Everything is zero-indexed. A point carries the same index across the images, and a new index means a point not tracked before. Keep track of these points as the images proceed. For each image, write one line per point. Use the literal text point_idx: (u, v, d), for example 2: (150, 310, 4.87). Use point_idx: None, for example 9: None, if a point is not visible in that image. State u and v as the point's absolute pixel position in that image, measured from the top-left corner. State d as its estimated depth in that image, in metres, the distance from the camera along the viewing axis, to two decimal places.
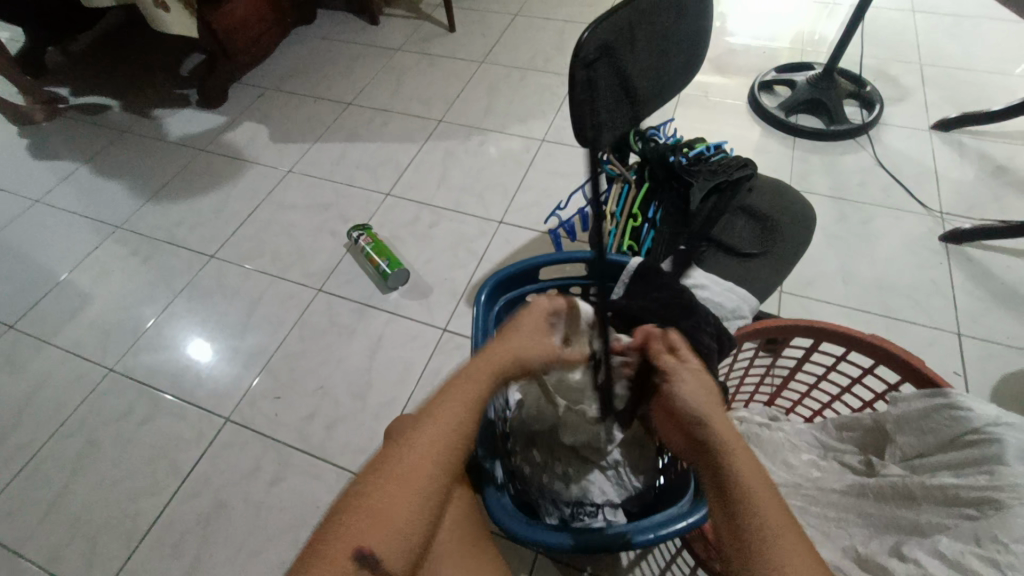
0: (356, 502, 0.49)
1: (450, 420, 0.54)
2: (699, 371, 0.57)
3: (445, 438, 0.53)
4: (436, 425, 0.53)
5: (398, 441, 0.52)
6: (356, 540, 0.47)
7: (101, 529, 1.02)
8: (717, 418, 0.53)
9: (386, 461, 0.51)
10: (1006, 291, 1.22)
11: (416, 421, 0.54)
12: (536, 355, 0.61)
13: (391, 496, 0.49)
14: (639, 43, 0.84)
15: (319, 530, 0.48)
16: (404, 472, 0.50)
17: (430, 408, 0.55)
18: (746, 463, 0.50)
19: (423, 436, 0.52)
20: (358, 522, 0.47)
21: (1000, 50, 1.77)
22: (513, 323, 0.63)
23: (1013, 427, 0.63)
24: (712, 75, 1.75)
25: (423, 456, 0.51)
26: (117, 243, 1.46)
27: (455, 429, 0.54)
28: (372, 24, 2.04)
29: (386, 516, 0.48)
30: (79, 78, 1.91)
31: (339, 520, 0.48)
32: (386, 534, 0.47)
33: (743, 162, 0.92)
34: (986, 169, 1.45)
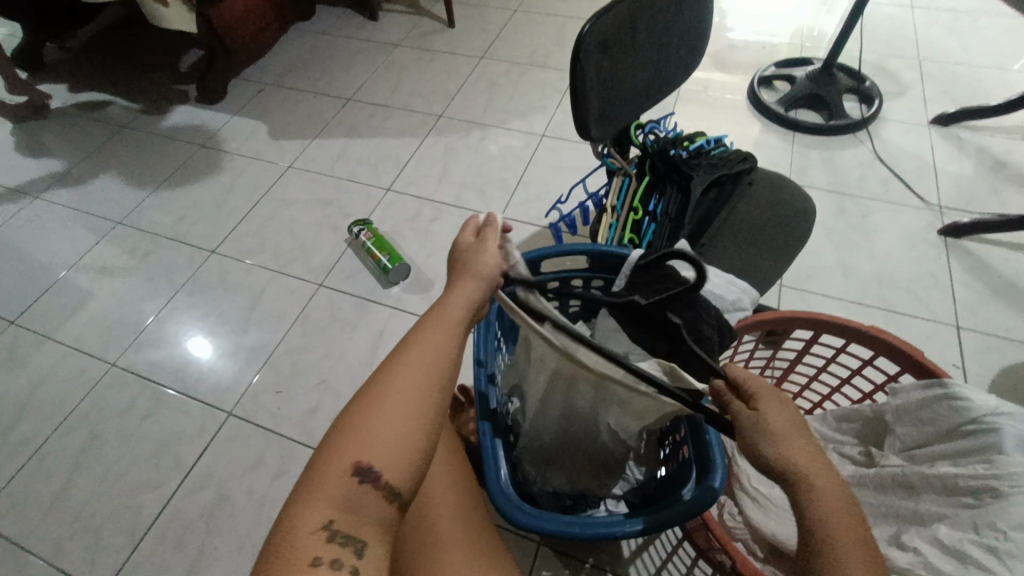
0: (346, 427, 0.47)
1: (431, 342, 0.52)
2: (777, 409, 0.51)
3: (427, 358, 0.51)
4: (417, 346, 0.52)
5: (382, 368, 0.51)
6: (351, 459, 0.45)
7: (105, 523, 1.03)
8: (801, 461, 0.47)
9: (371, 387, 0.50)
10: (1005, 284, 1.23)
11: (397, 350, 0.53)
12: (488, 269, 0.58)
13: (381, 414, 0.48)
14: (642, 36, 0.84)
15: (311, 462, 0.47)
16: (390, 391, 0.49)
17: (409, 338, 0.54)
18: (834, 508, 0.45)
19: (407, 358, 0.51)
20: (350, 443, 0.46)
21: (998, 45, 1.78)
22: (454, 253, 0.60)
23: (1012, 416, 0.64)
24: (711, 70, 1.75)
25: (410, 375, 0.50)
26: (118, 239, 1.46)
27: (439, 349, 0.53)
28: (371, 19, 2.04)
29: (379, 436, 0.47)
30: (77, 74, 1.90)
31: (330, 448, 0.46)
32: (381, 450, 0.46)
33: (743, 156, 0.94)
34: (985, 164, 1.46)
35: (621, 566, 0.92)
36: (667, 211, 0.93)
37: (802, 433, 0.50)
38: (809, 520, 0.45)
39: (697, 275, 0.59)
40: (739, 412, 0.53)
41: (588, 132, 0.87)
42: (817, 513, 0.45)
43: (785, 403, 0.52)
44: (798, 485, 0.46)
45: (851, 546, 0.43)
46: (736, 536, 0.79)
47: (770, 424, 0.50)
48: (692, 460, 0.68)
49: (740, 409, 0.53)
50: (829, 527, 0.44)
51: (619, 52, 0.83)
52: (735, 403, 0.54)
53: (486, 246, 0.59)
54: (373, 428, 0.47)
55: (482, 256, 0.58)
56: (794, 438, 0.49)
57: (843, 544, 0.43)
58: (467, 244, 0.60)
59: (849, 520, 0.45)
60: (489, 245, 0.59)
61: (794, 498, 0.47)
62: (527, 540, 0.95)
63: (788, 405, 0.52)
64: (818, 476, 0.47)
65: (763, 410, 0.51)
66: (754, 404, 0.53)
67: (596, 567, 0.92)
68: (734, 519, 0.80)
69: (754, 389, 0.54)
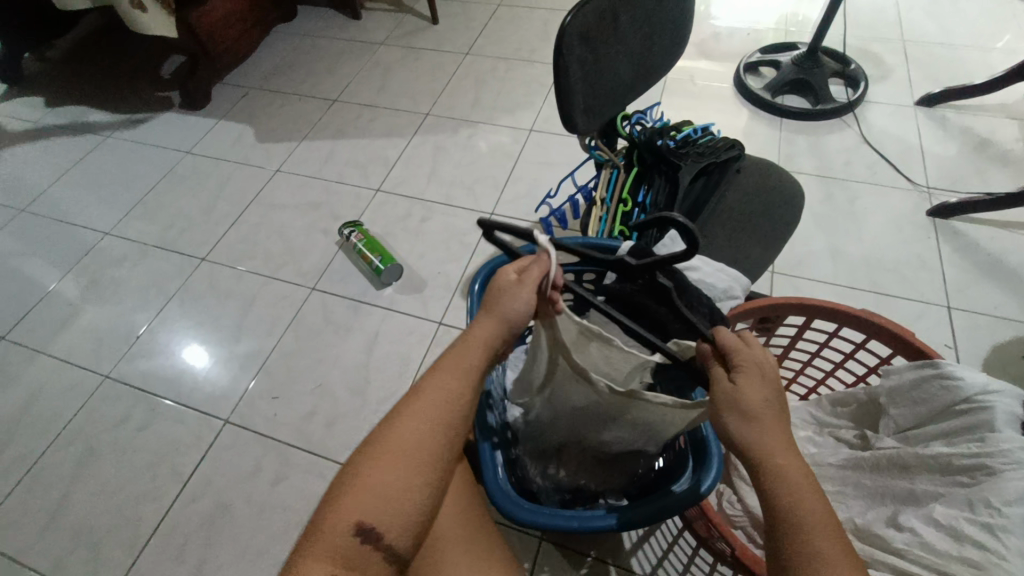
0: (351, 481, 0.47)
1: (443, 394, 0.52)
2: (755, 384, 0.50)
3: (439, 412, 0.51)
4: (427, 400, 0.52)
5: (389, 419, 0.51)
6: (354, 517, 0.46)
7: (105, 535, 1.02)
8: (773, 443, 0.48)
9: (377, 439, 0.50)
10: (992, 263, 1.24)
11: (405, 400, 0.52)
12: (517, 318, 0.56)
13: (385, 472, 0.47)
14: (625, 25, 0.84)
15: (317, 512, 0.47)
16: (396, 448, 0.49)
17: (419, 386, 0.53)
18: (806, 493, 0.46)
19: (415, 412, 0.51)
20: (353, 498, 0.46)
21: (979, 25, 1.79)
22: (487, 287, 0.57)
23: (1003, 394, 0.65)
24: (697, 59, 1.75)
25: (418, 432, 0.50)
26: (106, 249, 1.45)
27: (448, 401, 0.52)
28: (353, 19, 2.02)
29: (384, 492, 0.47)
30: (58, 84, 1.88)
31: (334, 498, 0.47)
32: (384, 509, 0.46)
33: (730, 143, 0.95)
34: (969, 144, 1.47)
35: (623, 557, 0.92)
36: (656, 202, 0.93)
37: (778, 411, 0.50)
38: (775, 500, 0.46)
39: (686, 249, 0.55)
40: (716, 381, 0.52)
41: (574, 126, 0.87)
42: (787, 498, 0.46)
43: (767, 378, 0.51)
44: (768, 467, 0.47)
45: (820, 531, 0.44)
46: (735, 523, 0.80)
47: (748, 401, 0.49)
48: (689, 450, 0.69)
49: (721, 377, 0.52)
50: (801, 515, 0.45)
51: (602, 42, 0.83)
52: (717, 369, 0.53)
53: (520, 289, 0.55)
54: (378, 486, 0.47)
55: (508, 301, 0.55)
56: (769, 418, 0.49)
57: (812, 533, 0.44)
58: (497, 284, 0.56)
59: (820, 508, 0.45)
60: (525, 289, 0.55)
61: (760, 476, 0.47)
62: (528, 535, 0.95)
63: (769, 378, 0.51)
64: (791, 458, 0.47)
65: (741, 384, 0.50)
66: (734, 375, 0.51)
67: (598, 560, 0.92)
68: (733, 506, 0.81)
69: (737, 359, 0.52)
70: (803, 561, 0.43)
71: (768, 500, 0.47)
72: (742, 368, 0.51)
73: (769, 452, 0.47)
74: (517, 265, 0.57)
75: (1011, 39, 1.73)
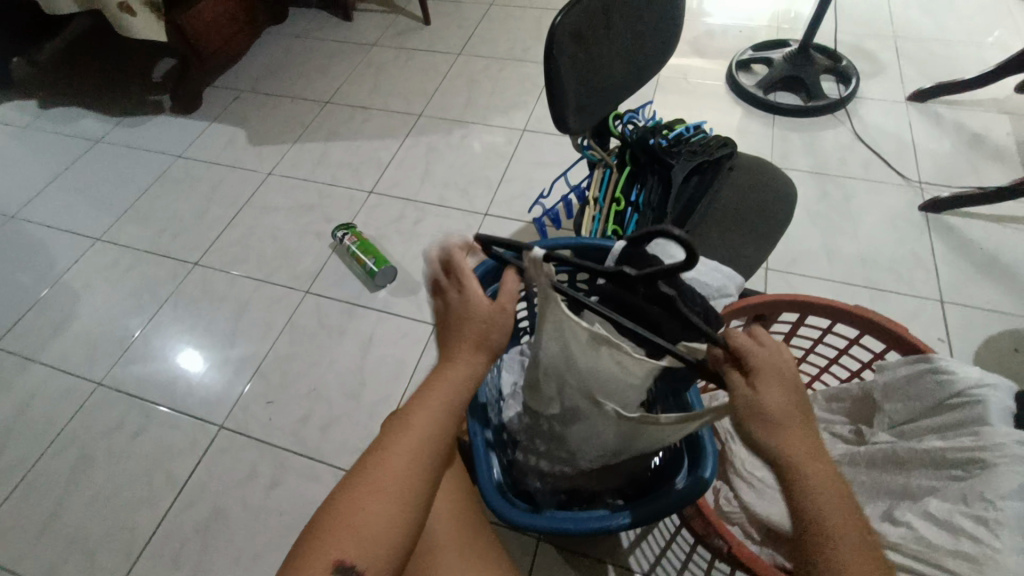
0: (332, 517, 0.47)
1: (430, 428, 0.52)
2: (776, 390, 0.49)
3: (423, 449, 0.51)
4: (411, 434, 0.51)
5: (375, 449, 0.51)
6: (334, 554, 0.46)
7: (100, 543, 1.02)
8: (798, 451, 0.47)
9: (362, 471, 0.49)
10: (986, 258, 1.25)
11: (391, 429, 0.52)
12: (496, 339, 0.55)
13: (369, 508, 0.47)
14: (615, 25, 0.84)
15: (298, 542, 0.48)
16: (380, 482, 0.48)
17: (405, 415, 0.53)
18: (832, 501, 0.46)
19: (401, 446, 0.50)
20: (338, 537, 0.46)
21: (969, 20, 1.79)
22: (456, 309, 0.55)
23: (996, 387, 0.65)
24: (690, 57, 1.75)
25: (402, 467, 0.49)
26: (98, 255, 1.44)
27: (432, 435, 0.52)
28: (345, 20, 2.02)
29: (365, 529, 0.47)
30: (48, 88, 1.86)
31: (319, 534, 0.47)
32: (365, 545, 0.46)
33: (722, 142, 0.96)
34: (962, 139, 1.47)
35: (621, 557, 0.92)
36: (650, 201, 0.93)
37: (800, 414, 0.49)
38: (807, 511, 0.46)
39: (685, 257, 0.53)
40: (735, 387, 0.50)
41: (566, 126, 0.87)
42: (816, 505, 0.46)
43: (786, 380, 0.49)
44: (797, 477, 0.47)
45: (850, 539, 0.44)
46: (732, 519, 0.80)
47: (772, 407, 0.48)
48: (684, 448, 0.68)
49: (738, 382, 0.50)
50: (833, 526, 0.45)
51: (593, 43, 0.82)
52: (733, 373, 0.51)
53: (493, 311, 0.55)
54: (359, 523, 0.47)
55: (486, 321, 0.55)
56: (792, 423, 0.48)
57: (842, 540, 0.44)
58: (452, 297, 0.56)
59: (846, 512, 0.46)
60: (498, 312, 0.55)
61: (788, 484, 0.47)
62: (526, 537, 0.95)
63: (788, 378, 0.49)
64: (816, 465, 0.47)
65: (762, 389, 0.49)
66: (753, 379, 0.49)
67: (596, 560, 0.92)
68: (730, 503, 0.81)
69: (755, 362, 0.50)
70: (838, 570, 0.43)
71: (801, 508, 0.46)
72: (761, 373, 0.49)
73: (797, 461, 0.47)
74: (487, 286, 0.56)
75: (1002, 35, 1.73)
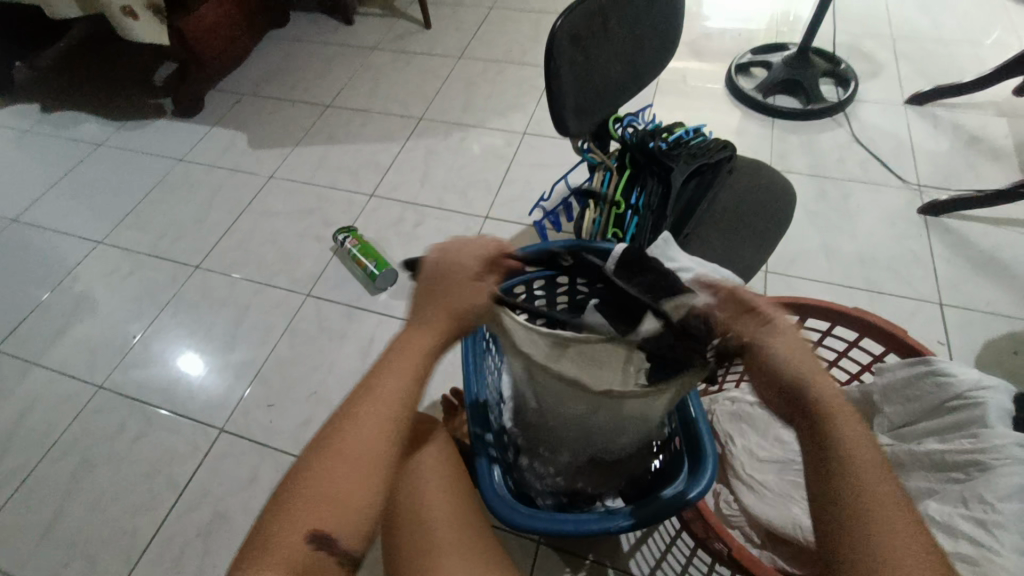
0: (301, 488, 0.46)
1: (395, 395, 0.50)
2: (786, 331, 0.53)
3: (391, 416, 0.49)
4: (378, 402, 0.49)
5: (341, 418, 0.49)
6: (309, 524, 0.45)
7: (100, 547, 1.02)
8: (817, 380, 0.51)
9: (330, 441, 0.48)
10: (985, 259, 1.25)
11: (358, 398, 0.50)
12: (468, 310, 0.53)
13: (339, 477, 0.46)
14: (614, 28, 0.85)
15: (268, 514, 0.46)
16: (350, 452, 0.47)
17: (371, 383, 0.51)
18: (862, 456, 0.47)
19: (370, 415, 0.48)
20: (308, 508, 0.45)
21: (967, 21, 1.80)
22: (436, 274, 0.53)
23: (995, 389, 0.65)
24: (689, 59, 1.76)
25: (374, 437, 0.48)
26: (99, 259, 1.44)
27: (402, 403, 0.50)
28: (345, 23, 2.02)
29: (338, 498, 0.46)
30: (49, 93, 1.87)
31: (288, 505, 0.46)
32: (339, 515, 0.45)
33: (722, 144, 0.96)
34: (960, 140, 1.47)
35: (621, 560, 0.92)
36: (649, 203, 0.93)
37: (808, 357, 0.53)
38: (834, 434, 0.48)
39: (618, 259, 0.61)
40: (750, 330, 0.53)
41: (565, 128, 0.87)
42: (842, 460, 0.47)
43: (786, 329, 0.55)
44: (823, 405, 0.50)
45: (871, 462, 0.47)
46: (732, 522, 0.81)
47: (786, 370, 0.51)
48: (685, 450, 0.68)
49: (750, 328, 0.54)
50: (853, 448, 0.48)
51: (592, 45, 0.83)
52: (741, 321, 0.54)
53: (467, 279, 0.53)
54: (332, 493, 0.46)
55: (462, 293, 0.52)
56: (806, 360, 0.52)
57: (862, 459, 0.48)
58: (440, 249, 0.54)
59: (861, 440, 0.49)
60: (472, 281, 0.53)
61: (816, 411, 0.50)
62: (527, 539, 0.95)
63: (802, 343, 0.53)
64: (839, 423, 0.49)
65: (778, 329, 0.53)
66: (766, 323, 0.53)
67: (596, 562, 0.92)
68: (730, 506, 0.82)
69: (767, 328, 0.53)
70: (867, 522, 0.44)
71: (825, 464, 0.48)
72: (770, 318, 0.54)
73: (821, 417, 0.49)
74: (483, 257, 0.53)
75: (1001, 36, 1.74)
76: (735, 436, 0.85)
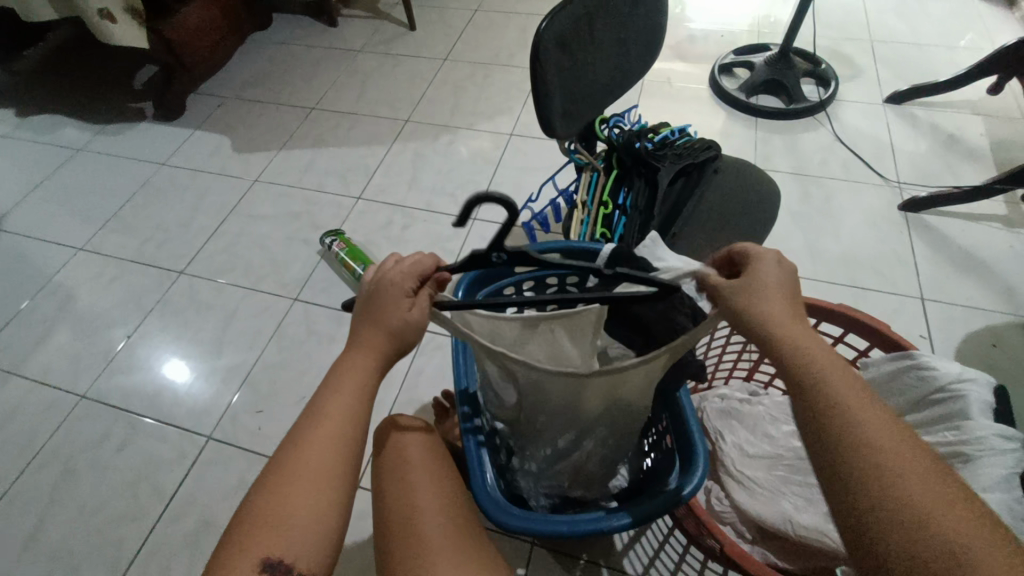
0: (253, 517, 0.45)
1: (343, 415, 0.48)
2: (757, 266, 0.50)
3: (342, 437, 0.48)
4: (327, 424, 0.48)
5: (289, 444, 0.48)
6: (261, 552, 0.44)
7: (84, 559, 1.00)
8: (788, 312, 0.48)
9: (278, 469, 0.46)
10: (963, 255, 1.28)
11: (307, 422, 0.48)
12: (406, 329, 0.51)
13: (290, 503, 0.45)
14: (599, 31, 0.85)
15: (222, 545, 0.45)
16: (299, 477, 0.46)
17: (319, 404, 0.49)
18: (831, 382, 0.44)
19: (319, 440, 0.47)
20: (261, 536, 0.44)
21: (943, 24, 1.84)
22: (372, 291, 0.51)
23: (974, 382, 0.67)
24: (673, 61, 1.78)
25: (322, 458, 0.47)
26: (81, 265, 1.42)
27: (351, 421, 0.48)
28: (330, 26, 2.01)
29: (290, 521, 0.45)
30: (26, 97, 1.84)
31: (241, 534, 0.45)
32: (293, 539, 0.44)
33: (706, 145, 0.97)
34: (938, 140, 1.51)
35: (614, 559, 0.93)
36: (637, 204, 0.93)
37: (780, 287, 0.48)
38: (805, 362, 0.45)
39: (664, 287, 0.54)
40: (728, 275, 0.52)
41: (553, 130, 0.87)
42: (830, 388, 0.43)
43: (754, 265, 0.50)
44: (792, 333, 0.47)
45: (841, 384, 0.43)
46: (724, 519, 0.81)
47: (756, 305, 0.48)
48: (675, 449, 0.68)
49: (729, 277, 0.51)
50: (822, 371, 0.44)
51: (578, 48, 0.83)
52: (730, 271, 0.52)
53: (401, 298, 0.50)
54: (284, 517, 0.45)
55: (393, 311, 0.50)
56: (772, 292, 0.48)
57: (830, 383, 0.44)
58: (376, 272, 0.53)
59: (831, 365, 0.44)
60: (406, 300, 0.50)
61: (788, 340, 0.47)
62: (520, 541, 0.95)
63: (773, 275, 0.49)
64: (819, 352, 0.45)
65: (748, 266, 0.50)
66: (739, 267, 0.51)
67: (590, 562, 0.93)
68: (721, 502, 0.83)
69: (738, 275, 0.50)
70: (873, 457, 0.39)
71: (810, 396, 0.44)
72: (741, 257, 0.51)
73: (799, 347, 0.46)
74: (417, 272, 0.51)
75: (974, 38, 1.78)
76: (724, 433, 0.85)
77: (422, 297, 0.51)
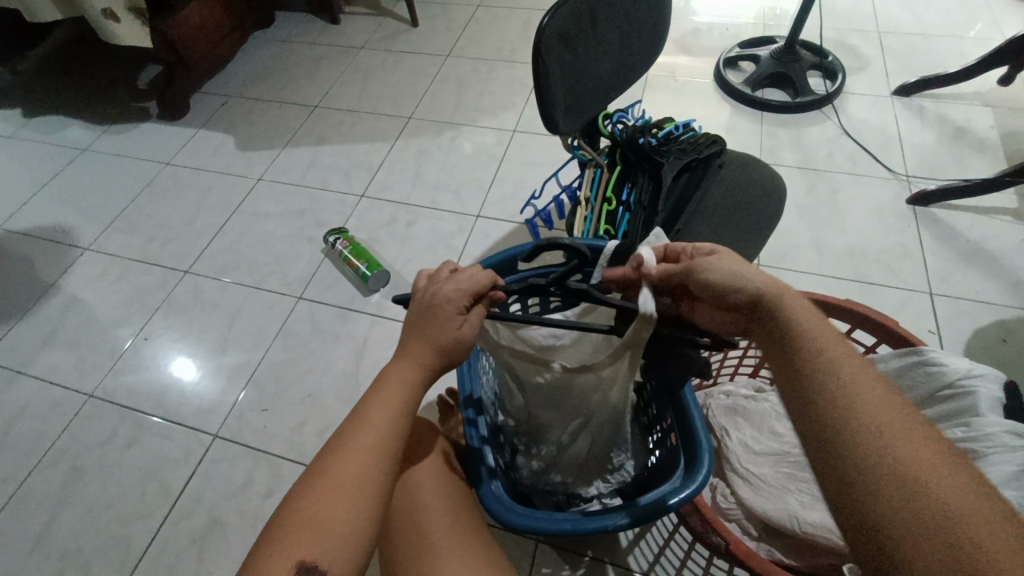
0: (291, 519, 0.44)
1: (383, 424, 0.49)
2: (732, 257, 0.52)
3: (384, 444, 0.48)
4: (369, 431, 0.48)
5: (332, 449, 0.48)
6: (296, 554, 0.42)
7: (93, 557, 1.01)
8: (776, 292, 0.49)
9: (319, 472, 0.46)
10: (972, 249, 1.26)
11: (349, 429, 0.49)
12: (456, 345, 0.52)
13: (329, 504, 0.44)
14: (603, 25, 0.84)
15: (255, 547, 0.44)
16: (340, 480, 0.45)
17: (361, 413, 0.50)
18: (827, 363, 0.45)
19: (360, 445, 0.47)
20: (297, 537, 0.43)
21: (952, 14, 1.81)
22: (424, 305, 0.52)
23: (984, 378, 0.66)
24: (677, 55, 1.76)
25: (362, 465, 0.46)
26: (87, 264, 1.43)
27: (391, 430, 0.49)
28: (333, 23, 2.01)
29: (325, 526, 0.43)
30: (31, 97, 1.84)
31: (277, 536, 0.43)
32: (329, 543, 0.43)
33: (711, 139, 0.96)
34: (946, 132, 1.49)
35: (620, 556, 0.93)
36: (640, 200, 0.92)
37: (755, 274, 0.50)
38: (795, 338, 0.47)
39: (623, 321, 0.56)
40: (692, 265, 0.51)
41: (556, 126, 0.87)
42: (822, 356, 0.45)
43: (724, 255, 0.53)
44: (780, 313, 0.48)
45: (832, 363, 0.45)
46: (728, 516, 0.81)
47: (732, 291, 0.49)
48: (680, 447, 0.67)
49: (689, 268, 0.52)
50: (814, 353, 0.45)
51: (580, 43, 0.83)
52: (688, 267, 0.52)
53: (455, 315, 0.52)
54: (321, 522, 0.44)
55: (447, 326, 0.51)
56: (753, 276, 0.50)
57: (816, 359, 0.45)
58: (430, 283, 0.54)
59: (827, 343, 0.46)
60: (458, 318, 0.52)
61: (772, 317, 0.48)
62: (526, 538, 0.95)
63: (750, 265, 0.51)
64: (805, 328, 0.47)
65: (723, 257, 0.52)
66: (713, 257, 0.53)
67: (595, 559, 0.93)
68: (726, 499, 0.82)
69: (696, 261, 0.51)
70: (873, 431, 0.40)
71: (799, 374, 0.45)
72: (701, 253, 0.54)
73: (783, 328, 0.47)
74: (473, 290, 0.53)
75: (984, 29, 1.75)
76: (730, 430, 0.85)
77: (471, 318, 0.53)
